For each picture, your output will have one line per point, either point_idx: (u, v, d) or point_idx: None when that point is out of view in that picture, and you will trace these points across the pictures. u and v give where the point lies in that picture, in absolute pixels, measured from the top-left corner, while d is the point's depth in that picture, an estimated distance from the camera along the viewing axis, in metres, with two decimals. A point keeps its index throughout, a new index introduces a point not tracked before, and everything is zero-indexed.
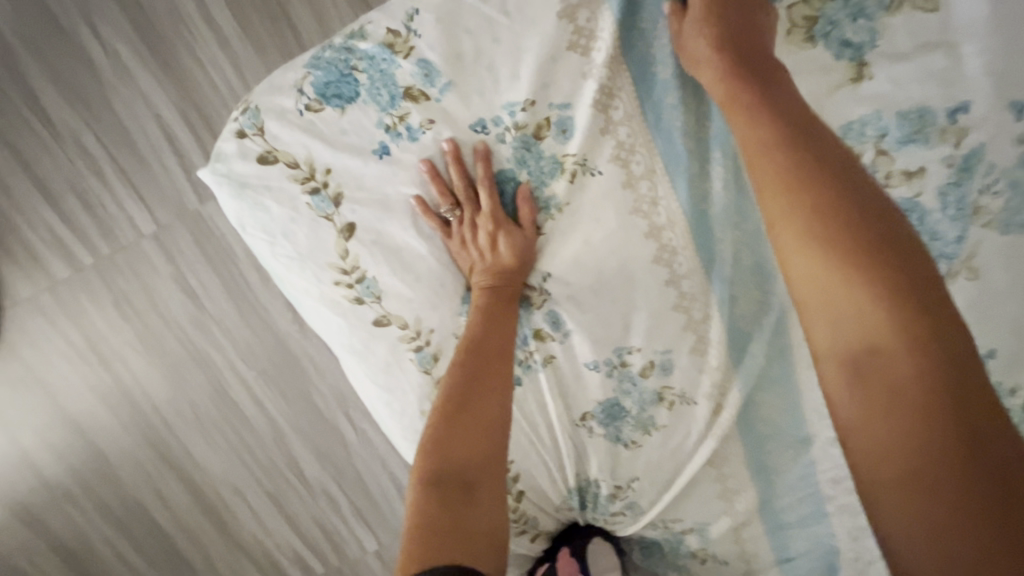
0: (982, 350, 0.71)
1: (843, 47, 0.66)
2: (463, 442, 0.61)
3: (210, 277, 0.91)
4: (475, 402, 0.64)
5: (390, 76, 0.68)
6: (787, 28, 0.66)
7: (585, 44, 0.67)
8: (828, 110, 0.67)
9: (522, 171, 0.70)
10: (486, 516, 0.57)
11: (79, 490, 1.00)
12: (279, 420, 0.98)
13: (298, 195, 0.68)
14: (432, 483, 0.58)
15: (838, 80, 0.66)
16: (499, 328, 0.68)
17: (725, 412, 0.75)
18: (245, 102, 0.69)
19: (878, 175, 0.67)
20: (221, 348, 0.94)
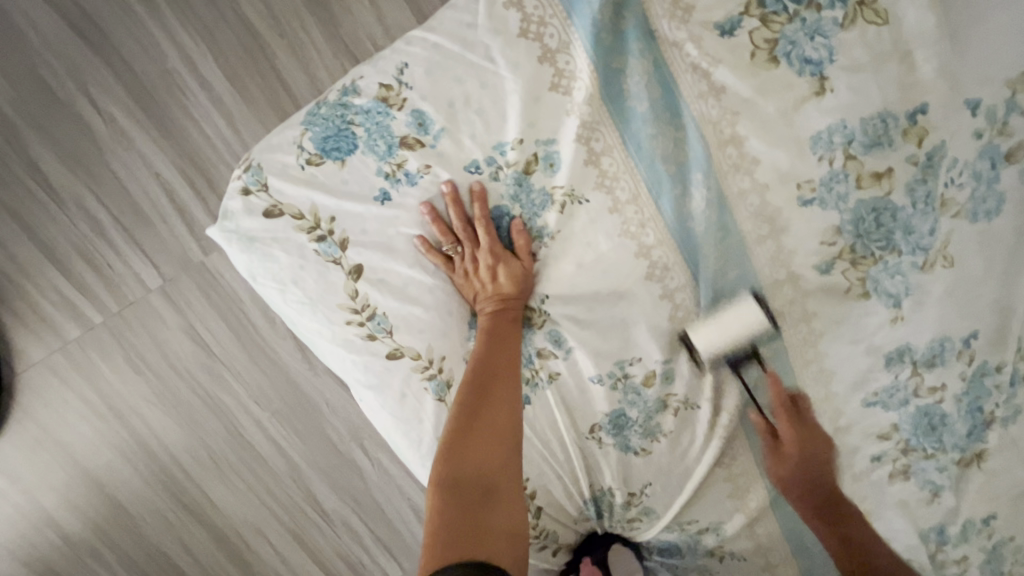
0: (966, 332, 0.74)
1: (804, 63, 0.69)
2: (480, 450, 0.64)
3: (219, 325, 0.94)
4: (487, 412, 0.67)
5: (385, 128, 0.70)
6: (751, 51, 0.70)
7: (566, 84, 0.70)
8: (796, 124, 0.71)
9: (516, 206, 0.73)
10: (504, 517, 0.59)
11: (103, 544, 1.01)
12: (296, 458, 1.01)
13: (305, 242, 0.70)
14: (451, 487, 0.59)
15: (803, 95, 0.70)
16: (506, 345, 0.72)
17: (726, 413, 0.79)
18: (246, 159, 0.71)
19: (850, 180, 0.71)
20: (234, 393, 0.97)
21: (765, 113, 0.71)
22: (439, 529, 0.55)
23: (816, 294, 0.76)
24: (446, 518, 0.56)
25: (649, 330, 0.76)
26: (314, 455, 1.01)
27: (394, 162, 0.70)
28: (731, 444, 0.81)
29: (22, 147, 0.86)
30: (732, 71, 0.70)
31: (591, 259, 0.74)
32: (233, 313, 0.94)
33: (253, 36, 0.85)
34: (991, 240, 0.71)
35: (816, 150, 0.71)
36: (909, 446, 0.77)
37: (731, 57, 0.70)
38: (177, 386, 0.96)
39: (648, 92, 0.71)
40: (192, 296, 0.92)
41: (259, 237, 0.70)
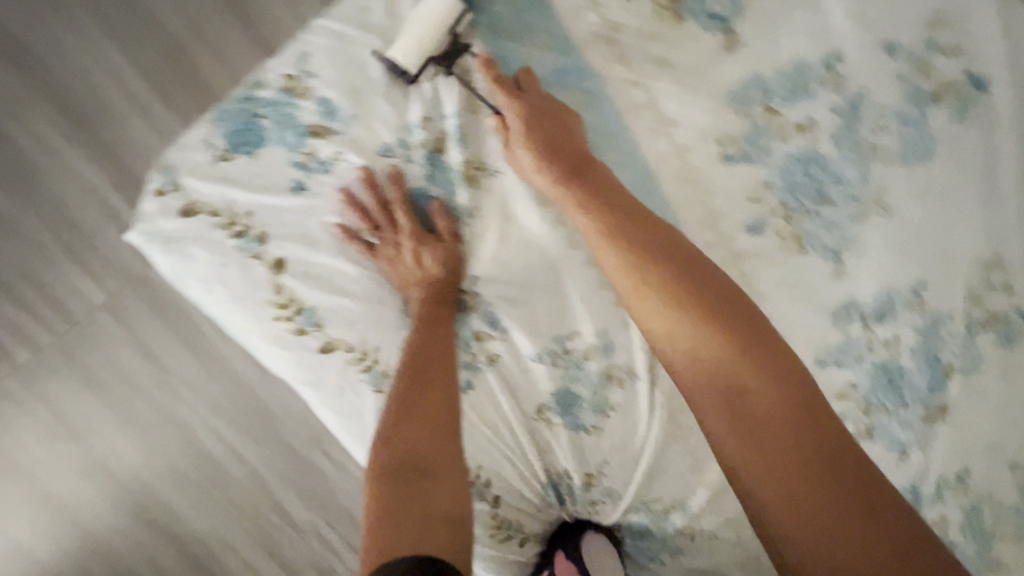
0: (914, 282, 0.73)
1: (712, 19, 0.73)
2: (416, 433, 0.63)
3: (168, 336, 0.94)
4: (420, 388, 0.66)
5: (291, 118, 0.71)
6: (658, 11, 0.73)
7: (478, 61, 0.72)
8: (712, 76, 0.74)
9: (434, 186, 0.74)
10: (446, 495, 0.60)
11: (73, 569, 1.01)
12: (259, 467, 0.99)
13: (225, 239, 0.70)
14: (389, 477, 0.60)
15: (714, 48, 0.73)
16: (441, 329, 0.71)
17: (667, 379, 0.79)
18: (160, 162, 0.72)
19: (773, 131, 0.73)
20: (189, 405, 0.96)
21: (681, 74, 0.74)
22: (379, 521, 0.56)
23: (752, 253, 0.74)
24: (387, 509, 0.57)
25: (586, 299, 0.76)
26: (276, 462, 0.99)
27: (312, 151, 0.72)
28: (684, 413, 0.79)
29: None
30: (643, 39, 0.74)
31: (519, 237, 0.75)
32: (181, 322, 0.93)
33: (176, 45, 0.87)
34: (925, 185, 0.73)
35: (737, 105, 0.73)
36: (870, 404, 0.74)
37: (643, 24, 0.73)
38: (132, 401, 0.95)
39: (562, 64, 0.73)
40: (139, 309, 0.92)
41: (179, 239, 0.70)
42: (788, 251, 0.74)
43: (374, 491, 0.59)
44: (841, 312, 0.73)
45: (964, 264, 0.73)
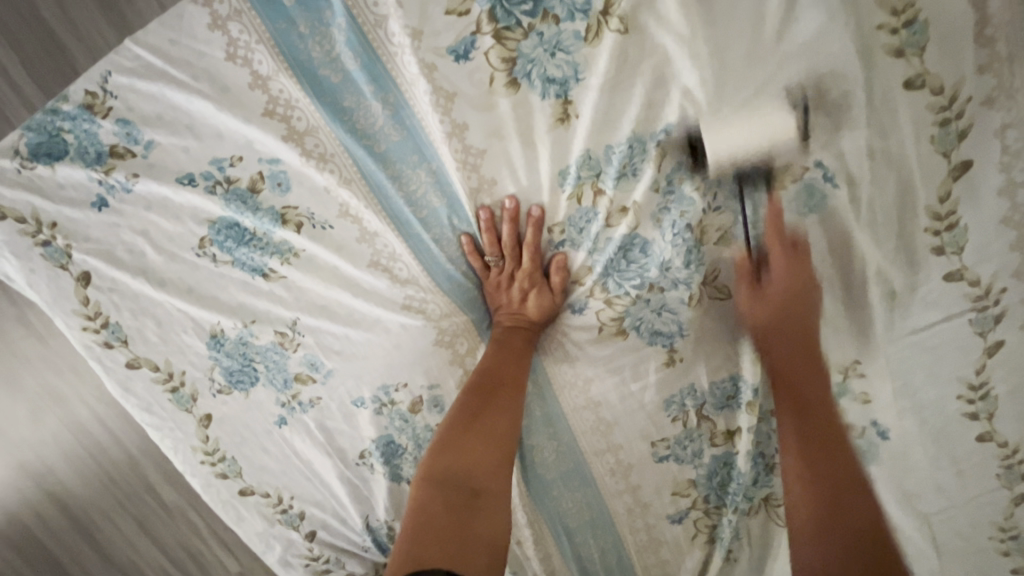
0: (1008, 532, 0.70)
1: (957, 135, 0.59)
2: (471, 458, 0.69)
3: (131, 193, 0.67)
4: (488, 412, 0.71)
5: (507, 14, 0.59)
6: (917, 82, 0.58)
7: (659, 75, 0.61)
8: (951, 199, 0.61)
9: (526, 79, 0.62)
10: (488, 526, 0.65)
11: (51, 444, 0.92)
12: (157, 407, 0.75)
13: (346, 186, 0.66)
14: (436, 488, 0.67)
15: (940, 174, 0.61)
16: (511, 361, 0.72)
17: (659, 503, 0.78)
18: (247, 40, 0.62)
19: (975, 293, 0.63)
20: (103, 271, 0.70)
21: (875, 238, 0.64)
22: (413, 532, 0.62)
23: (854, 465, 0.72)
24: (430, 515, 0.64)
25: (658, 403, 0.74)
26: (166, 431, 0.76)
27: (484, 165, 0.66)
28: (653, 520, 0.79)
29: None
30: (983, 213, 0.61)
31: (634, 329, 0.72)
32: (145, 188, 0.67)
33: None
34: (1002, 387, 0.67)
35: (971, 319, 0.64)
36: None
37: (921, 173, 0.61)
38: (52, 251, 0.68)
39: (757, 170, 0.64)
40: (108, 155, 0.65)
41: (259, 144, 0.65)
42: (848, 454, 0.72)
43: (418, 500, 0.66)
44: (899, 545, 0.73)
45: (908, 548, 0.73)
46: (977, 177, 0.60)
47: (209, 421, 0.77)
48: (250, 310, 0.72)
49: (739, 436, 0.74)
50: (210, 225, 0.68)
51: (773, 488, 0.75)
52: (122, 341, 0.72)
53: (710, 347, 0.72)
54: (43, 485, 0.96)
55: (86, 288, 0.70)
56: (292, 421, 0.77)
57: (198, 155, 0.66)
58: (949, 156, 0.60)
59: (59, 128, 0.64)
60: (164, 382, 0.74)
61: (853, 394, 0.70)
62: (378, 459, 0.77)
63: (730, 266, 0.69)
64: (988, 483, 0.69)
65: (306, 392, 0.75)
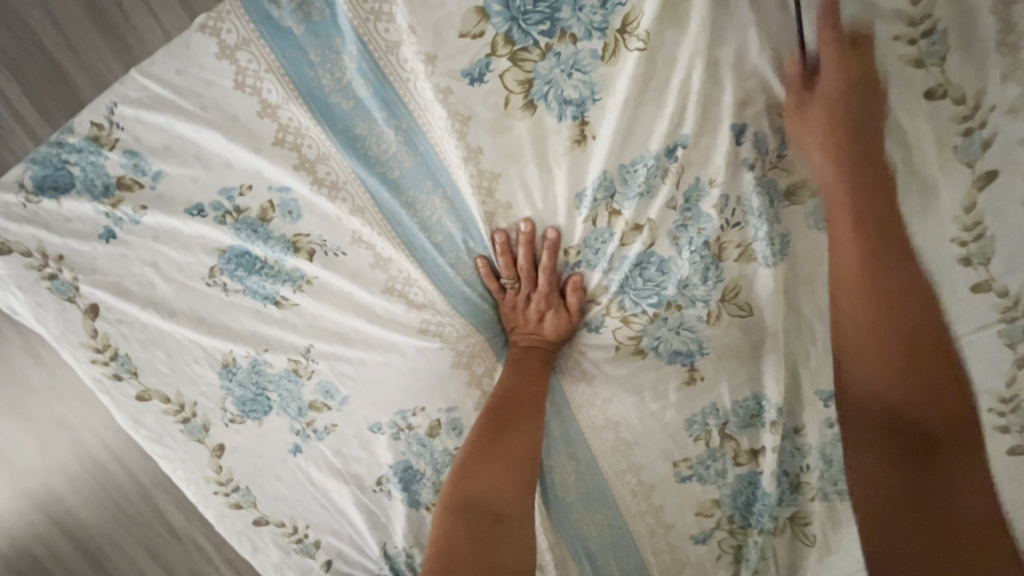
0: None
1: (980, 145, 0.58)
2: (492, 483, 0.68)
3: (139, 224, 0.66)
4: (507, 437, 0.69)
5: (523, 35, 0.58)
6: (938, 94, 0.57)
7: (674, 92, 0.60)
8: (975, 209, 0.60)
9: (542, 100, 0.61)
10: (513, 553, 0.64)
11: (59, 473, 0.91)
12: (167, 438, 0.74)
13: (358, 215, 0.65)
14: (457, 519, 0.65)
15: (965, 184, 0.59)
16: (528, 384, 0.71)
17: (683, 523, 0.76)
18: (256, 67, 0.61)
19: (1004, 304, 0.62)
20: (111, 302, 0.68)
21: None
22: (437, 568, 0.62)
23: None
24: (452, 548, 0.63)
25: (679, 422, 0.72)
26: (177, 463, 0.75)
27: (499, 189, 0.64)
28: (676, 540, 0.77)
29: (27, 18, 0.59)
30: (1009, 222, 0.60)
31: (651, 348, 0.70)
32: (153, 219, 0.66)
33: None
34: None
35: (1000, 331, 0.63)
36: None
37: (945, 183, 0.60)
38: (59, 285, 0.67)
39: (773, 185, 0.63)
40: (115, 187, 0.64)
41: (268, 172, 0.64)
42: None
43: (440, 531, 0.65)
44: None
45: None
46: (1002, 189, 0.59)
47: (222, 451, 0.75)
48: (262, 339, 0.70)
49: (764, 455, 0.72)
50: (220, 253, 0.67)
51: (799, 506, 0.74)
52: (132, 373, 0.71)
53: (731, 365, 0.70)
54: (53, 514, 0.94)
55: (94, 320, 0.69)
56: (307, 449, 0.75)
57: (206, 184, 0.65)
58: (972, 166, 0.59)
59: (64, 160, 0.63)
60: (174, 414, 0.73)
61: None
62: (396, 486, 0.76)
63: (750, 283, 0.67)
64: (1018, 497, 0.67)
65: (321, 419, 0.74)
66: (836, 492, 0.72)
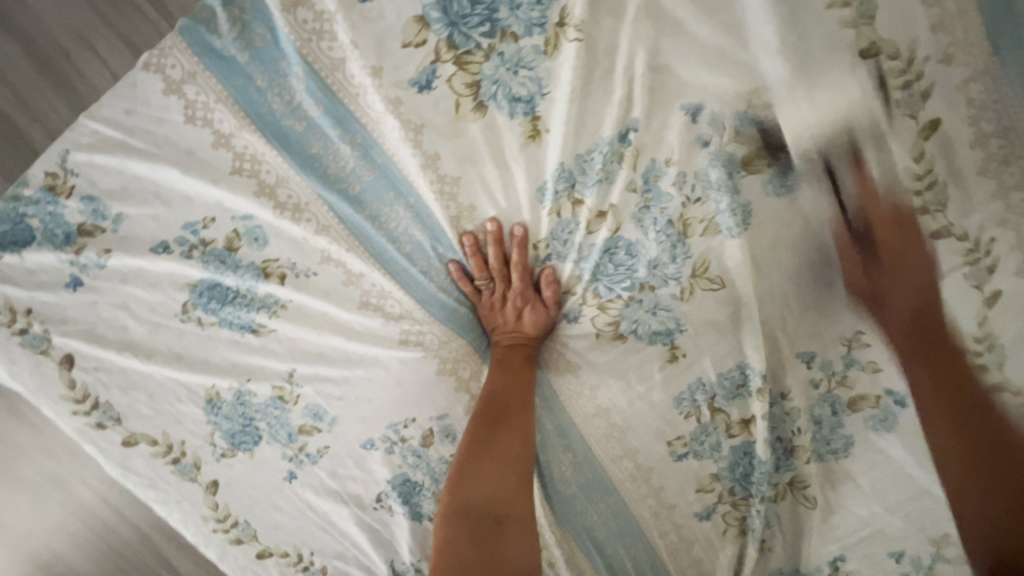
0: None
1: (920, 95, 0.59)
2: (487, 486, 0.68)
3: (105, 268, 0.65)
4: (499, 437, 0.69)
5: (465, 38, 0.59)
6: (874, 51, 0.59)
7: (618, 78, 0.61)
8: (925, 157, 0.61)
9: (491, 99, 0.62)
10: (518, 551, 0.65)
11: (56, 532, 0.88)
12: (158, 482, 0.72)
13: (324, 234, 0.65)
14: (457, 525, 0.65)
15: (911, 133, 0.60)
16: (515, 382, 0.71)
17: (684, 501, 0.76)
18: (206, 100, 0.61)
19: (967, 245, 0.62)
20: (85, 350, 0.68)
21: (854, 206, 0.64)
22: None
23: (870, 436, 0.71)
24: (456, 555, 0.63)
25: (668, 401, 0.73)
26: (172, 506, 0.73)
27: (461, 193, 0.65)
28: (680, 519, 0.77)
29: None
30: (959, 167, 0.61)
31: (631, 331, 0.71)
32: (118, 262, 0.65)
33: None
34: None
35: (966, 274, 0.62)
36: None
37: (893, 136, 0.60)
38: (29, 338, 0.66)
39: (730, 157, 0.64)
40: (76, 234, 0.64)
41: (230, 203, 0.64)
42: (862, 425, 0.71)
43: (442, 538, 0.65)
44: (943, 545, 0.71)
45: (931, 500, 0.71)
46: (947, 137, 0.60)
47: (216, 487, 0.73)
48: (244, 368, 0.70)
49: (755, 424, 0.73)
50: (191, 288, 0.67)
51: (796, 470, 0.74)
52: (114, 420, 0.70)
53: (711, 339, 0.71)
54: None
55: (70, 371, 0.68)
56: (302, 475, 0.74)
57: (169, 221, 0.65)
58: (917, 117, 0.60)
59: (21, 214, 0.63)
60: (163, 456, 0.72)
61: (860, 364, 0.69)
62: (397, 500, 0.74)
63: (719, 257, 0.68)
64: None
65: (312, 443, 0.73)
66: (829, 451, 0.73)
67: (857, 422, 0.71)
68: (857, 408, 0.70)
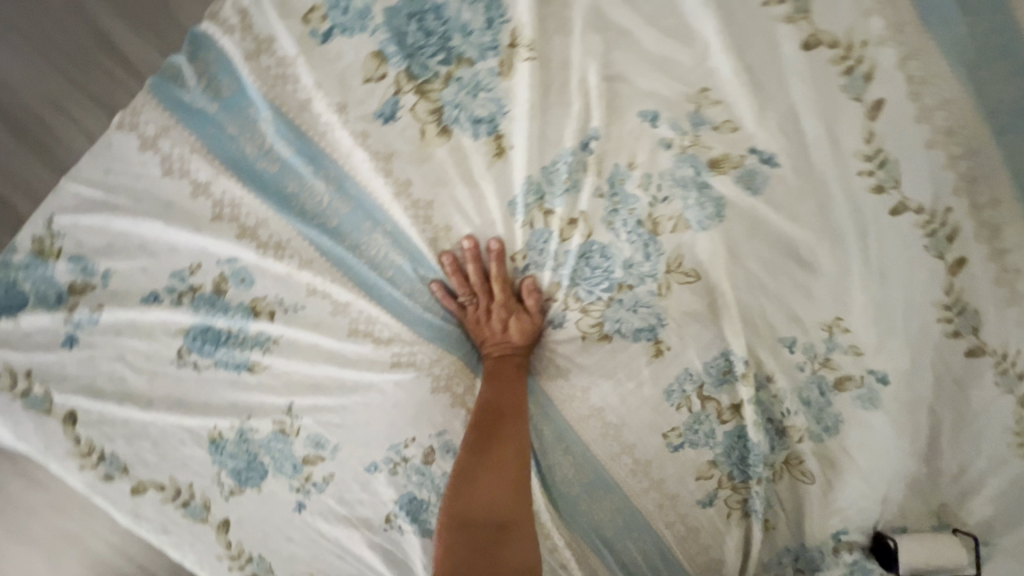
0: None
1: (860, 78, 0.62)
2: (486, 494, 0.69)
3: (98, 323, 0.67)
4: (492, 445, 0.71)
5: (423, 68, 0.63)
6: (810, 41, 0.62)
7: (573, 91, 0.64)
8: (874, 136, 0.63)
9: (454, 122, 0.64)
10: (519, 553, 0.66)
11: None
12: (171, 526, 0.74)
13: (307, 268, 0.67)
14: (458, 533, 0.67)
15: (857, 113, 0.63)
16: (505, 392, 0.73)
17: (685, 488, 0.78)
18: (184, 153, 0.64)
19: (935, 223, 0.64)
20: (86, 405, 0.69)
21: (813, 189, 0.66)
22: None
23: (862, 414, 0.72)
24: (459, 562, 0.64)
25: (658, 394, 0.75)
26: (186, 549, 0.74)
27: (435, 214, 0.67)
28: (685, 508, 0.79)
29: None
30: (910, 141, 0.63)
31: (615, 331, 0.73)
32: (110, 316, 0.67)
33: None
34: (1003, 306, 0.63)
35: (926, 245, 0.64)
36: None
37: (840, 118, 0.63)
38: (32, 399, 0.68)
39: (694, 157, 0.66)
40: (68, 294, 0.66)
41: (214, 248, 0.66)
42: (853, 404, 0.72)
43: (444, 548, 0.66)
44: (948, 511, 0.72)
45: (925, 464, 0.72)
46: (894, 114, 0.62)
47: (228, 525, 0.75)
48: (244, 406, 0.72)
49: (744, 409, 0.75)
50: (184, 334, 0.69)
51: (790, 449, 0.76)
52: (122, 470, 0.71)
53: (693, 329, 0.73)
54: None
55: (74, 427, 0.69)
56: (311, 504, 0.75)
57: (156, 272, 0.67)
58: (862, 99, 0.62)
59: (15, 281, 0.66)
60: (173, 499, 0.73)
61: (842, 348, 0.70)
62: (406, 519, 0.75)
63: (691, 251, 0.70)
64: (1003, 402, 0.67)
65: (318, 471, 0.74)
66: (821, 429, 0.74)
67: (847, 400, 0.72)
68: (844, 388, 0.71)
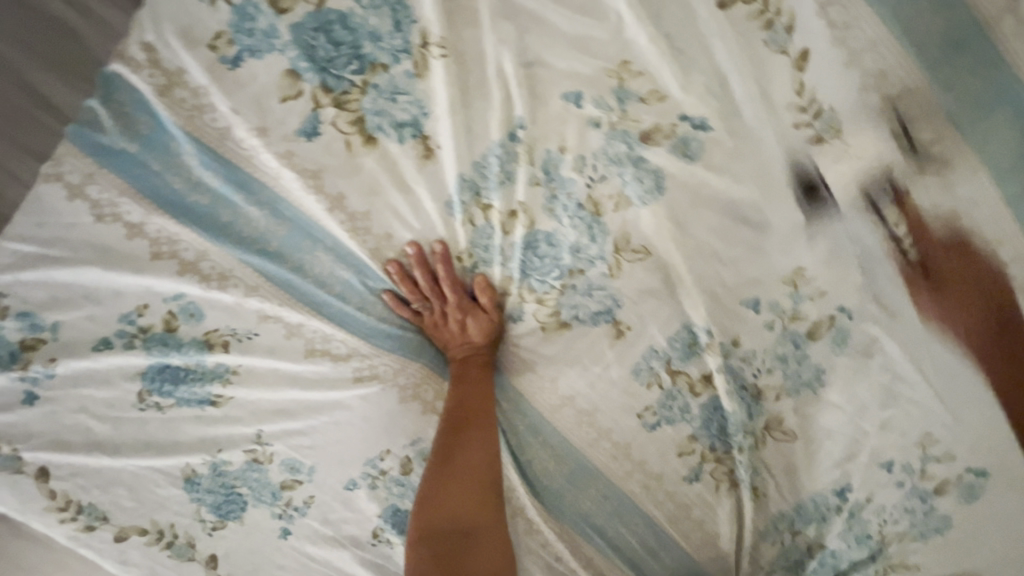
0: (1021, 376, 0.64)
1: (780, 30, 0.61)
2: (452, 505, 0.72)
3: (55, 376, 0.67)
4: (457, 457, 0.72)
5: (338, 79, 0.62)
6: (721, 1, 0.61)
7: (491, 82, 0.64)
8: (803, 86, 0.62)
9: (378, 130, 0.64)
10: (484, 559, 0.70)
11: None
12: (159, 568, 0.73)
13: (254, 294, 0.67)
14: (426, 544, 0.71)
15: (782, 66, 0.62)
16: (468, 399, 0.72)
17: (669, 468, 0.76)
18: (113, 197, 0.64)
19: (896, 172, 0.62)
20: (57, 458, 0.69)
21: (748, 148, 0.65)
22: None
23: (832, 366, 0.71)
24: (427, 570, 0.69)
25: (627, 374, 0.74)
26: None
27: (374, 224, 0.67)
28: (672, 487, 0.76)
29: None
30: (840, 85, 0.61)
31: (573, 317, 0.72)
32: (65, 367, 0.67)
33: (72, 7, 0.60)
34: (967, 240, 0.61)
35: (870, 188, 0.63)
36: None
37: (764, 73, 0.62)
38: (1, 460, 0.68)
39: (626, 133, 0.66)
40: (20, 350, 0.66)
41: (158, 287, 0.66)
42: (822, 358, 0.71)
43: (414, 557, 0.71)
44: (948, 454, 0.68)
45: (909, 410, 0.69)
46: (819, 61, 0.61)
47: (216, 560, 0.74)
48: (212, 440, 0.71)
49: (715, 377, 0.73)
50: (141, 376, 0.69)
51: (768, 414, 0.74)
52: (101, 518, 0.71)
53: (651, 305, 0.72)
54: None
55: (47, 482, 0.69)
56: (295, 528, 0.74)
57: (105, 318, 0.66)
58: (787, 51, 0.61)
59: None
60: (157, 542, 0.73)
61: (806, 301, 0.69)
62: (393, 531, 0.75)
63: (637, 227, 0.69)
64: (984, 336, 0.63)
65: (297, 495, 0.74)
66: (796, 387, 0.72)
67: (816, 355, 0.71)
68: (812, 344, 0.70)
